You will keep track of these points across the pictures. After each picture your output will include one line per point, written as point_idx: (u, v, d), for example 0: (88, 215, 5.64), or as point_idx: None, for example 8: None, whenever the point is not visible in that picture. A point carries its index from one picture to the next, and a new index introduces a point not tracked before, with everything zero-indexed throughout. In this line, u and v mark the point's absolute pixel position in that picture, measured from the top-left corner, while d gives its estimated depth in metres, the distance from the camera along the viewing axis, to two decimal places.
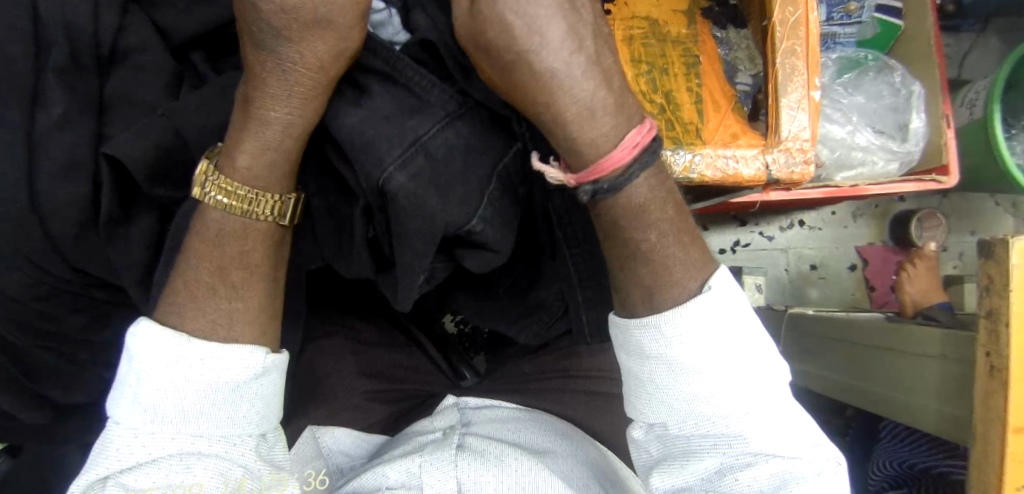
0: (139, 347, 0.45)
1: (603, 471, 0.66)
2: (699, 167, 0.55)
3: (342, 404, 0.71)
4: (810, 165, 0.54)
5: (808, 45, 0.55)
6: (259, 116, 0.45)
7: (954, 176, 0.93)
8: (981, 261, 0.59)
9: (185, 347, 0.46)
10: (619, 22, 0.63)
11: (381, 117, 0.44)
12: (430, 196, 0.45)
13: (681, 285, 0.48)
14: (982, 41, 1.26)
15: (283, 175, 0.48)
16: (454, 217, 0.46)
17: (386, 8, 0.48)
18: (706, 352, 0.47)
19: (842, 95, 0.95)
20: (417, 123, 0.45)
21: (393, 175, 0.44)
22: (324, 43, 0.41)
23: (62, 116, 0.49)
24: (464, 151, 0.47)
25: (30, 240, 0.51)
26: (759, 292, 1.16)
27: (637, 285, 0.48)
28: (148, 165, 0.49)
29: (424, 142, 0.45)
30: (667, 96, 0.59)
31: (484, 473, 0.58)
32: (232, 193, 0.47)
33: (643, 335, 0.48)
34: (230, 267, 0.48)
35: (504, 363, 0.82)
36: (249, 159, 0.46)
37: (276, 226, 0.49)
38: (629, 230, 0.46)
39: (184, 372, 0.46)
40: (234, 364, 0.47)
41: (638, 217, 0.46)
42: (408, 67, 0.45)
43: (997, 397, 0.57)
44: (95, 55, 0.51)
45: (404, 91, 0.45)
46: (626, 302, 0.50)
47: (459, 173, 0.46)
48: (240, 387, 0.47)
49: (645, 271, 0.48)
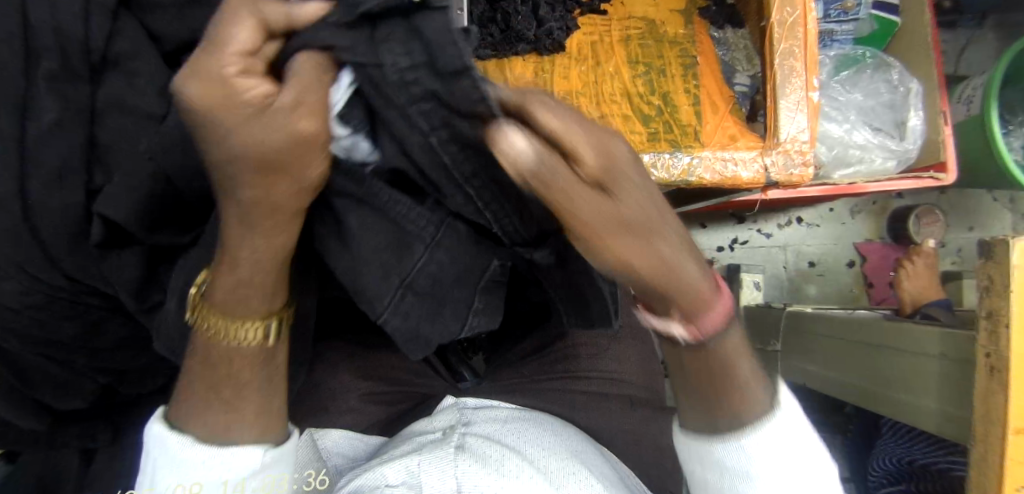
0: (153, 443, 0.50)
1: (608, 477, 0.64)
2: (697, 170, 0.55)
3: (338, 408, 0.72)
4: (809, 166, 0.54)
5: (806, 46, 0.54)
6: (227, 253, 0.41)
7: (951, 173, 0.93)
8: (982, 261, 0.58)
9: (188, 450, 0.49)
10: (616, 23, 0.64)
11: (366, 256, 0.42)
12: (421, 326, 0.45)
13: (757, 404, 0.46)
14: (980, 36, 1.26)
15: (259, 305, 0.45)
16: (445, 334, 0.47)
17: (350, 133, 0.37)
18: (782, 469, 0.46)
19: (838, 92, 0.95)
20: (399, 262, 0.42)
21: (387, 319, 0.44)
22: (283, 178, 0.35)
23: (53, 124, 0.48)
24: (450, 275, 0.44)
25: (24, 250, 0.51)
26: (756, 290, 1.18)
27: (722, 414, 0.45)
28: (138, 214, 0.48)
29: (411, 280, 0.43)
30: (665, 97, 0.60)
31: (484, 476, 0.54)
32: (214, 325, 0.46)
33: (722, 452, 0.46)
34: (220, 385, 0.49)
35: (505, 363, 0.79)
36: (222, 295, 0.44)
37: (261, 349, 0.48)
38: (728, 367, 0.44)
39: (189, 473, 0.49)
40: (235, 464, 0.50)
41: (734, 354, 0.43)
42: (384, 195, 0.39)
43: (997, 397, 0.56)
44: (86, 61, 0.49)
45: (381, 221, 0.41)
46: (703, 424, 0.47)
47: (445, 296, 0.45)
48: (241, 483, 0.50)
49: (734, 401, 0.45)
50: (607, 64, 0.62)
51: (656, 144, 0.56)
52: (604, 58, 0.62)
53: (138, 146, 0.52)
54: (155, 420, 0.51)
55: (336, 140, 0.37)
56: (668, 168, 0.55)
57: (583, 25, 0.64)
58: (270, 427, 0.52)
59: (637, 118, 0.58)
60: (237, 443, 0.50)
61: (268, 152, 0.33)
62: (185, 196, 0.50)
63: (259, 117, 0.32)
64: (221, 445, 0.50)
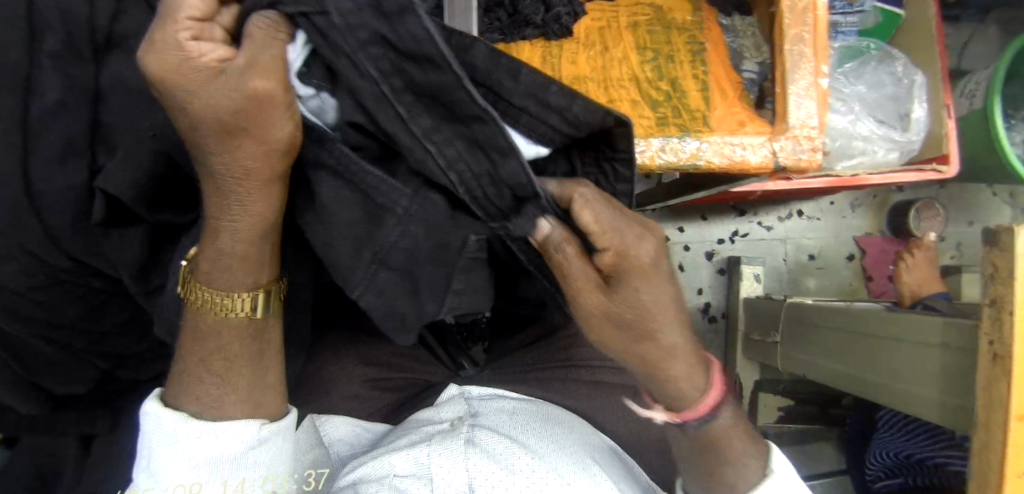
0: (149, 423, 0.52)
1: (621, 474, 0.64)
2: (706, 155, 0.54)
3: (340, 394, 0.72)
4: (818, 152, 0.53)
5: (817, 31, 0.53)
6: (211, 219, 0.45)
7: (954, 165, 0.94)
8: (987, 249, 0.58)
9: (185, 427, 0.52)
10: (624, 9, 0.64)
11: (341, 225, 0.43)
12: (401, 302, 0.46)
13: (747, 473, 0.55)
14: (981, 31, 1.26)
15: (243, 277, 0.48)
16: (421, 311, 0.46)
17: (315, 94, 0.40)
18: None
19: (844, 84, 0.94)
20: (370, 236, 0.43)
21: (363, 294, 0.45)
22: (244, 138, 0.39)
23: (57, 103, 0.48)
24: (425, 251, 0.43)
25: (28, 231, 0.50)
26: (756, 282, 1.18)
27: (719, 482, 0.55)
28: (143, 197, 0.47)
29: (382, 255, 0.43)
30: (673, 83, 0.58)
31: (495, 472, 0.55)
32: (202, 295, 0.49)
33: None
34: (210, 358, 0.52)
35: (506, 353, 0.81)
36: (208, 265, 0.47)
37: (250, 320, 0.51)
38: (715, 446, 0.53)
39: (188, 450, 0.52)
40: (230, 439, 0.53)
41: (724, 437, 0.53)
42: (359, 171, 0.41)
43: (1001, 384, 0.57)
44: (91, 42, 0.49)
45: (351, 192, 0.42)
46: (704, 489, 0.57)
47: (417, 275, 0.44)
48: (239, 458, 0.53)
49: (728, 471, 0.54)
50: (614, 49, 0.61)
51: (665, 131, 0.55)
52: (611, 43, 0.61)
53: (141, 126, 0.51)
54: (150, 402, 0.53)
55: (305, 99, 0.41)
56: (676, 153, 0.54)
57: (591, 10, 0.63)
58: (266, 406, 0.55)
59: (645, 103, 0.57)
60: (233, 418, 0.54)
61: (220, 107, 0.38)
62: (187, 177, 0.50)
63: (213, 78, 0.37)
64: (216, 422, 0.53)
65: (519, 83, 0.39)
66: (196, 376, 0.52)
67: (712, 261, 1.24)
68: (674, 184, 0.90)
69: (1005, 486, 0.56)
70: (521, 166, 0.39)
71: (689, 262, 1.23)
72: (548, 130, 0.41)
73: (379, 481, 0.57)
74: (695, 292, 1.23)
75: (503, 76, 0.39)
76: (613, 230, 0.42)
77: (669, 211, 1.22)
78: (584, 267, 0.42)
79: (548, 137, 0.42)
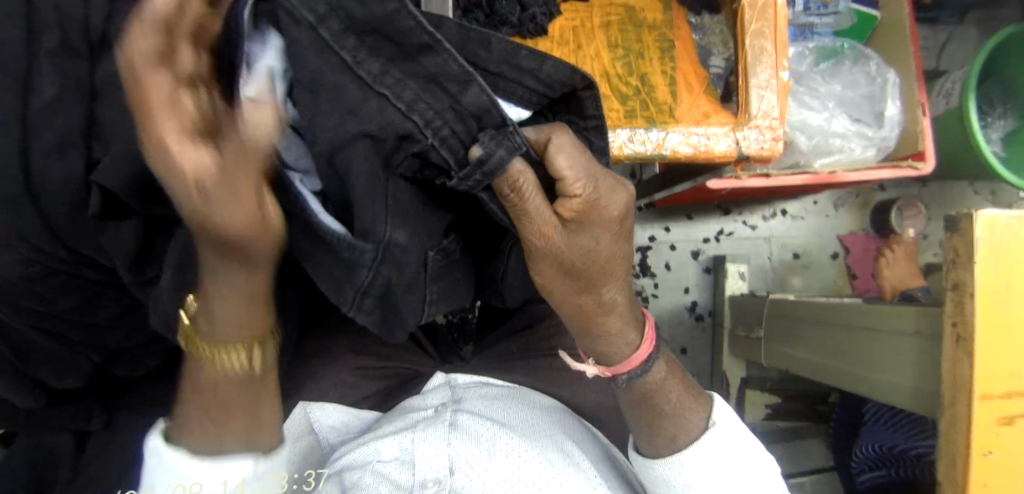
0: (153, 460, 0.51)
1: (599, 456, 0.66)
2: (671, 143, 0.56)
3: (328, 382, 0.75)
4: (779, 141, 0.55)
5: (776, 27, 0.56)
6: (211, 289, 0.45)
7: (929, 161, 0.96)
8: (948, 235, 0.60)
9: (187, 466, 0.51)
10: (597, 9, 0.66)
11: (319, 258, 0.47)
12: (393, 315, 0.52)
13: (690, 425, 0.59)
14: (959, 32, 1.30)
15: (243, 331, 0.48)
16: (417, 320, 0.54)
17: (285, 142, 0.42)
18: (710, 472, 0.58)
19: (818, 83, 0.98)
20: (348, 275, 0.46)
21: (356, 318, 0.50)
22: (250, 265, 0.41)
23: (54, 98, 0.50)
24: (401, 281, 0.48)
25: (26, 219, 0.52)
26: (742, 280, 1.19)
27: (659, 434, 0.59)
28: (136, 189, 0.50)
29: (364, 290, 0.47)
30: (643, 78, 0.61)
31: (476, 455, 0.57)
32: (204, 351, 0.49)
33: (664, 469, 0.59)
34: (212, 406, 0.51)
35: (493, 342, 0.85)
36: (208, 323, 0.47)
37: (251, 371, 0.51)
38: (651, 399, 0.57)
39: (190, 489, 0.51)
40: (232, 478, 0.52)
41: (659, 388, 0.58)
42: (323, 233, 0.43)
43: (963, 365, 0.58)
44: (86, 40, 0.52)
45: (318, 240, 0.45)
46: (650, 444, 0.60)
47: (400, 299, 0.50)
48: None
49: (668, 424, 0.58)
50: (587, 48, 0.64)
51: (634, 121, 0.58)
52: (585, 42, 0.65)
53: (135, 121, 0.54)
54: (153, 438, 0.52)
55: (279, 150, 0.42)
56: (644, 143, 0.56)
57: (566, 10, 0.66)
58: (265, 442, 0.55)
59: (615, 96, 0.60)
60: (233, 456, 0.52)
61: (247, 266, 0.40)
62: None
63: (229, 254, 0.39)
64: (216, 460, 0.52)
65: (492, 52, 0.41)
66: (196, 419, 0.51)
67: (698, 260, 1.26)
68: (654, 182, 0.92)
69: (971, 466, 0.58)
70: (481, 90, 0.40)
71: (675, 261, 1.25)
72: (524, 91, 0.44)
73: (362, 467, 0.59)
74: (683, 290, 1.25)
75: (477, 47, 0.41)
76: (585, 178, 0.45)
77: (656, 211, 1.24)
78: (548, 213, 0.45)
79: (526, 97, 0.44)
